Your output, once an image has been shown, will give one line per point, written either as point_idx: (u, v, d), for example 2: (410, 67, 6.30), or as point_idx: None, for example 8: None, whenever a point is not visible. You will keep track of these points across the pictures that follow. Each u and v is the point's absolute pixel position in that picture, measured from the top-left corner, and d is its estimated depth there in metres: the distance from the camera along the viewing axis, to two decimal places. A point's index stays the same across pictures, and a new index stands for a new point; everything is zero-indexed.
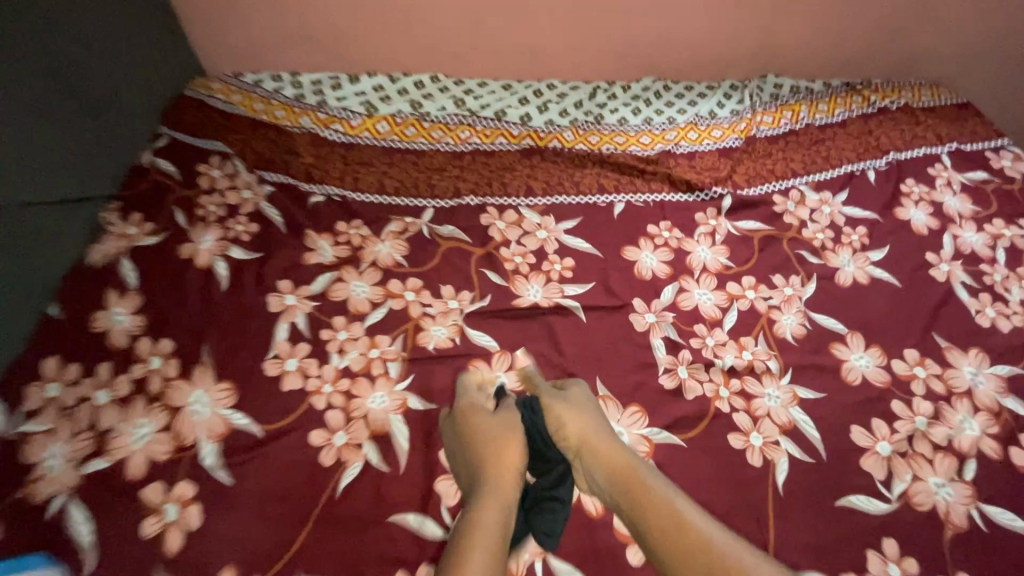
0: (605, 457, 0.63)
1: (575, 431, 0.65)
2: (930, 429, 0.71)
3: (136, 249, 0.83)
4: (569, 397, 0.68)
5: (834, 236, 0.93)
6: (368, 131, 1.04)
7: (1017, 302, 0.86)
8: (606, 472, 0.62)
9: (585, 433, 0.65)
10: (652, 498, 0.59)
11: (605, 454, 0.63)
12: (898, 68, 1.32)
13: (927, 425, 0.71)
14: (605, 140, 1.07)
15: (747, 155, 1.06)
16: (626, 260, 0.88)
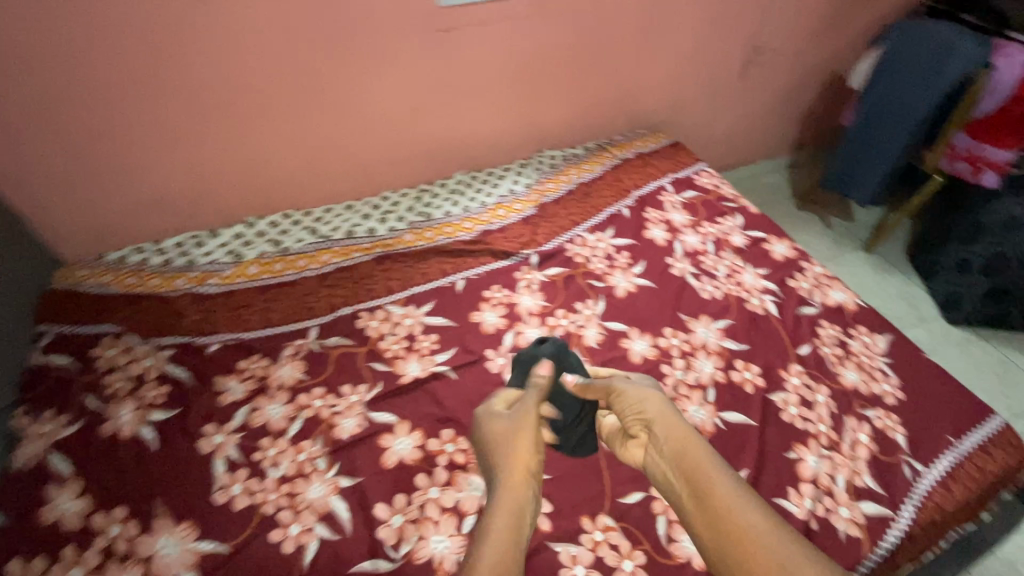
0: (663, 424, 0.85)
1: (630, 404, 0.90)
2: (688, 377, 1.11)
3: (59, 442, 0.93)
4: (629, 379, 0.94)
5: (609, 263, 1.34)
6: (241, 276, 1.25)
7: (722, 276, 1.33)
8: (645, 420, 0.87)
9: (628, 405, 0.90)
10: (716, 479, 0.77)
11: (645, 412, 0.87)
12: (630, 120, 1.85)
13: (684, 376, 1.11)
14: (438, 233, 1.40)
15: (541, 218, 1.45)
16: (473, 321, 1.20)
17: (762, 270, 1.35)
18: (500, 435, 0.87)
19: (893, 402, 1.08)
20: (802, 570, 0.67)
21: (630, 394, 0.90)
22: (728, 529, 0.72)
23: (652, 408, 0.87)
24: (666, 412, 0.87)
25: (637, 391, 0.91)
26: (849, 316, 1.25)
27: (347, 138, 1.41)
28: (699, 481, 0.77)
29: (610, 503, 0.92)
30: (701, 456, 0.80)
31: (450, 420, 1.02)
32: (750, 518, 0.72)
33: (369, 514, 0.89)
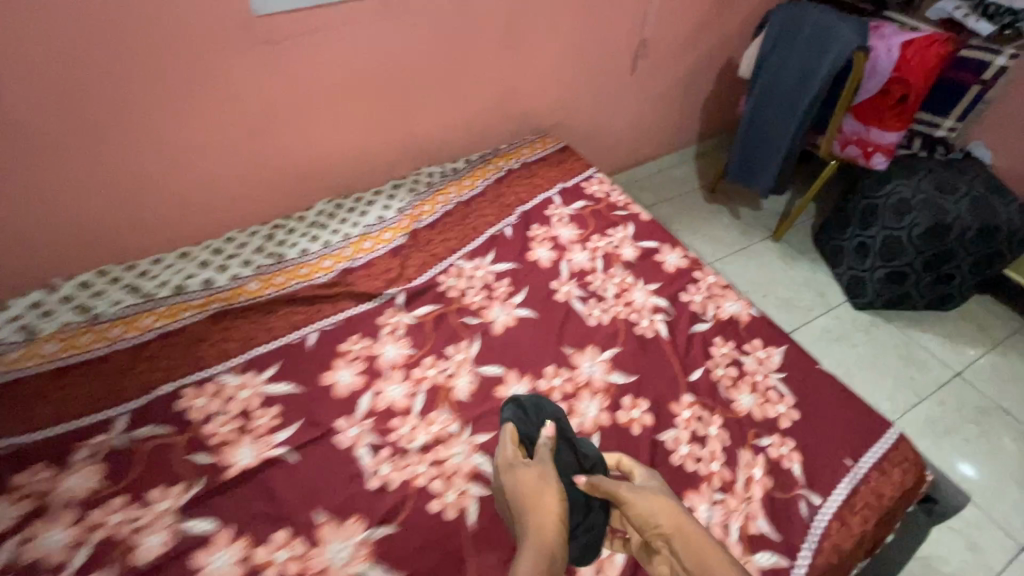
0: (689, 543, 0.71)
1: (654, 514, 0.75)
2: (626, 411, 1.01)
3: None
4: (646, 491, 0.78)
5: (487, 294, 1.20)
6: (31, 358, 1.01)
7: (611, 297, 1.22)
8: (666, 537, 0.73)
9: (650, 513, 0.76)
10: None
11: (670, 525, 0.73)
12: (518, 126, 1.71)
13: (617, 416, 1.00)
14: (290, 277, 1.21)
15: (412, 247, 1.29)
16: (324, 384, 1.03)
17: (654, 286, 1.24)
18: (523, 485, 0.79)
19: (789, 425, 1.00)
20: None
21: (647, 503, 0.76)
22: None
23: (668, 515, 0.75)
24: (679, 515, 0.75)
25: (659, 500, 0.77)
26: (743, 329, 1.16)
27: (168, 176, 1.18)
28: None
29: None
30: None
31: (285, 520, 0.85)
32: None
33: None
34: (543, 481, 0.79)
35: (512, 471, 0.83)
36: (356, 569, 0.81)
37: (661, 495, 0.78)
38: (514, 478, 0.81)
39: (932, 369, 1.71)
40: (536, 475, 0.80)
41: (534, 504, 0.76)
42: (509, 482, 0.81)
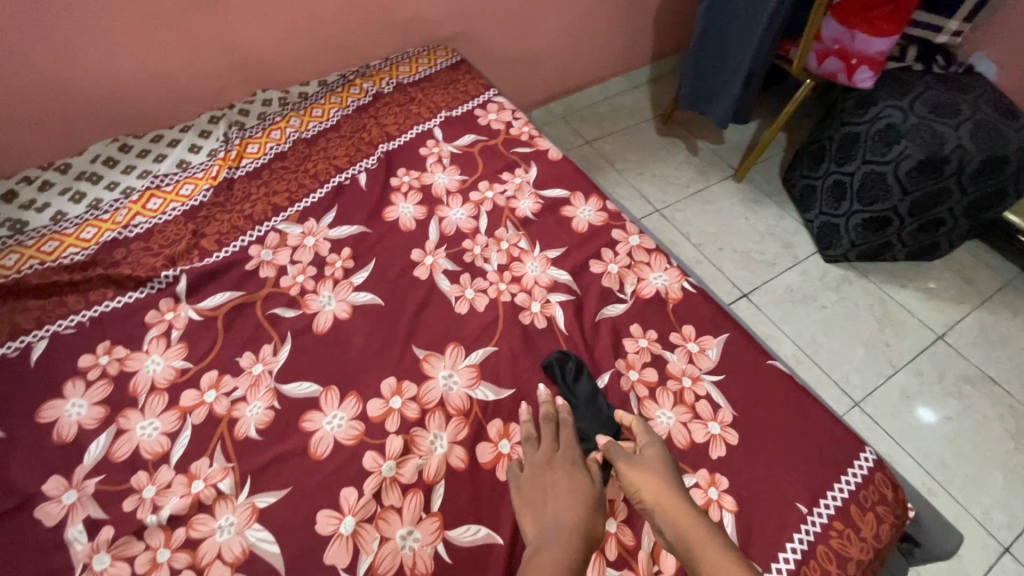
0: (682, 529, 0.56)
1: (647, 492, 0.60)
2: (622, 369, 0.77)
3: None
4: (650, 459, 0.64)
5: (316, 273, 0.85)
6: None
7: (494, 271, 0.88)
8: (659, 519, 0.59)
9: (641, 491, 0.61)
10: None
11: (662, 507, 0.59)
12: (400, 34, 1.27)
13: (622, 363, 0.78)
14: (27, 255, 0.84)
15: (218, 207, 0.92)
16: (39, 424, 0.68)
17: (555, 252, 0.91)
18: (544, 474, 0.66)
19: (722, 455, 0.70)
20: None
21: (640, 478, 0.62)
22: None
23: (657, 493, 0.60)
24: (676, 493, 0.60)
25: (655, 475, 0.61)
26: (670, 312, 0.84)
27: None
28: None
29: None
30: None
31: None
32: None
33: None
34: (573, 467, 0.67)
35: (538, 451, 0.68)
36: None
37: (658, 465, 0.63)
38: (537, 460, 0.67)
39: (911, 333, 1.44)
40: (567, 461, 0.67)
41: (560, 495, 0.64)
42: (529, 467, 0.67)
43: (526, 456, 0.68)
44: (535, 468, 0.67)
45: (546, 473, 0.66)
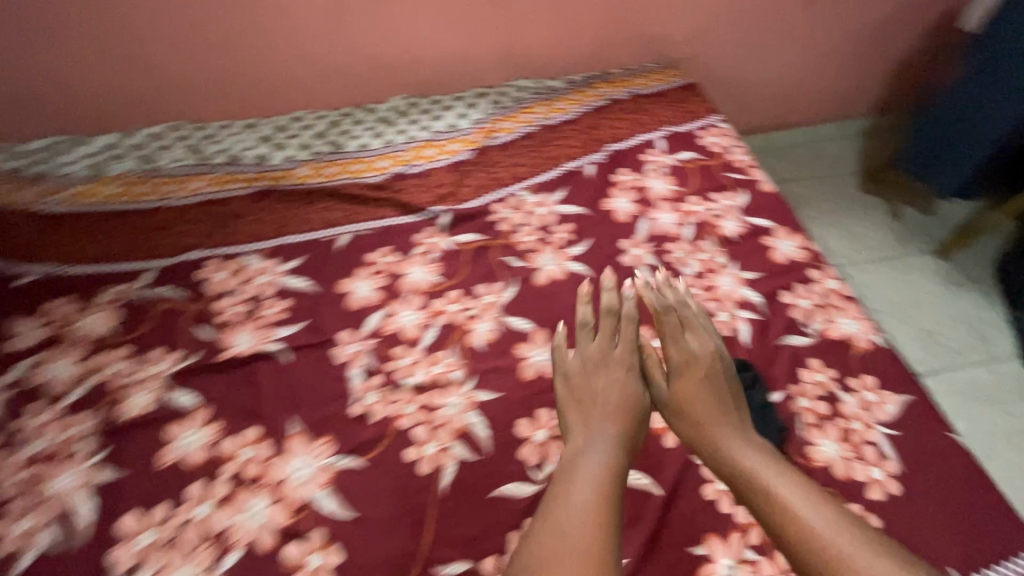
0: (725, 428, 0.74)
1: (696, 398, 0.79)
2: (665, 292, 0.91)
3: None
4: (695, 374, 0.81)
5: (542, 237, 1.02)
6: (93, 196, 1.05)
7: (690, 275, 0.98)
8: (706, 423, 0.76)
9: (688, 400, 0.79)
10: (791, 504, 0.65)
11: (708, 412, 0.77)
12: (640, 49, 1.41)
13: (668, 285, 0.92)
14: (341, 169, 1.12)
15: (475, 166, 1.13)
16: (339, 291, 0.94)
17: (750, 274, 0.98)
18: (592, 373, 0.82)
19: (879, 498, 0.74)
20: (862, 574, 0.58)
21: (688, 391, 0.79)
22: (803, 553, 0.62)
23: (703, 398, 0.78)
24: (716, 400, 0.77)
25: (700, 387, 0.79)
26: (854, 358, 0.88)
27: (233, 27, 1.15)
28: (771, 505, 0.65)
29: (420, 568, 0.69)
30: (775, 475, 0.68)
31: (257, 418, 0.80)
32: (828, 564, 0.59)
33: (113, 521, 0.71)
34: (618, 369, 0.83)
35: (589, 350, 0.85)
36: (308, 494, 0.74)
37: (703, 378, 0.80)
38: (585, 357, 0.83)
39: None
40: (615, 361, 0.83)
41: (607, 391, 0.80)
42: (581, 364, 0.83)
43: (578, 351, 0.85)
44: (587, 364, 0.83)
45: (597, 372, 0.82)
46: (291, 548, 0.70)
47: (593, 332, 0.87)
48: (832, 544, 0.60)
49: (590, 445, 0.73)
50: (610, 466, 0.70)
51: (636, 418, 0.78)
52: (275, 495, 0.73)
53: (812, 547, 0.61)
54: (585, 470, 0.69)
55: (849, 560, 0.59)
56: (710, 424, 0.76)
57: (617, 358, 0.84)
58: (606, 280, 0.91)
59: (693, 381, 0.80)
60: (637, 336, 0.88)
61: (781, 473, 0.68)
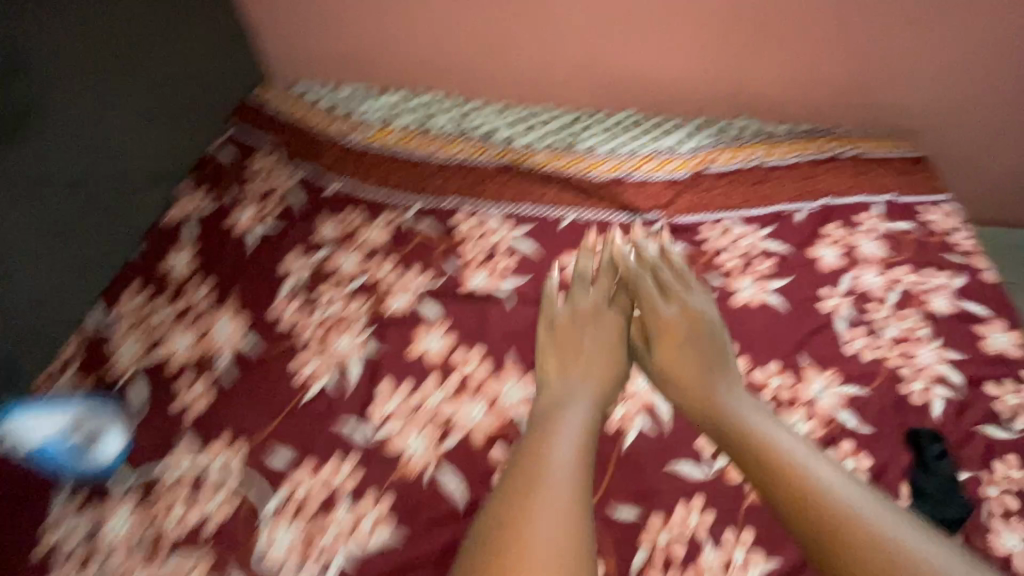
0: (695, 382, 0.82)
1: (671, 358, 0.87)
2: (642, 260, 1.01)
3: (201, 216, 1.15)
4: (670, 333, 0.89)
5: (744, 264, 1.10)
6: (377, 140, 1.30)
7: (889, 338, 1.00)
8: (682, 379, 0.84)
9: (667, 362, 0.87)
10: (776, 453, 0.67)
11: (683, 371, 0.84)
12: (874, 116, 1.41)
13: (654, 253, 1.02)
14: (571, 164, 1.26)
15: (692, 187, 1.24)
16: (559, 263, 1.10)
17: (955, 355, 0.98)
18: (581, 320, 0.92)
19: None
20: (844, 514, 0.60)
21: (670, 347, 0.88)
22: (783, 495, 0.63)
23: (677, 355, 0.86)
24: (690, 355, 0.86)
25: (677, 347, 0.88)
26: None
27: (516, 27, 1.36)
28: (750, 456, 0.68)
29: (598, 500, 0.82)
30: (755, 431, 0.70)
31: (485, 343, 0.98)
32: (811, 498, 0.62)
33: (373, 383, 0.92)
34: (608, 324, 0.92)
35: (579, 308, 0.94)
36: (516, 414, 0.89)
37: (677, 336, 0.89)
38: (575, 308, 0.94)
39: None
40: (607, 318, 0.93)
41: (599, 339, 0.89)
42: (567, 316, 0.94)
43: (561, 307, 0.96)
44: (576, 317, 0.93)
45: (580, 319, 0.92)
46: (497, 449, 0.86)
47: (582, 290, 0.97)
48: (817, 480, 0.63)
49: (571, 389, 0.81)
50: (588, 409, 0.77)
51: (615, 369, 0.86)
52: (491, 406, 0.90)
53: (787, 488, 0.63)
54: (568, 413, 0.76)
55: (845, 510, 0.60)
56: (691, 383, 0.82)
57: (606, 317, 0.93)
58: (607, 252, 1.03)
59: (670, 343, 0.88)
60: (622, 300, 0.98)
61: (755, 420, 0.72)
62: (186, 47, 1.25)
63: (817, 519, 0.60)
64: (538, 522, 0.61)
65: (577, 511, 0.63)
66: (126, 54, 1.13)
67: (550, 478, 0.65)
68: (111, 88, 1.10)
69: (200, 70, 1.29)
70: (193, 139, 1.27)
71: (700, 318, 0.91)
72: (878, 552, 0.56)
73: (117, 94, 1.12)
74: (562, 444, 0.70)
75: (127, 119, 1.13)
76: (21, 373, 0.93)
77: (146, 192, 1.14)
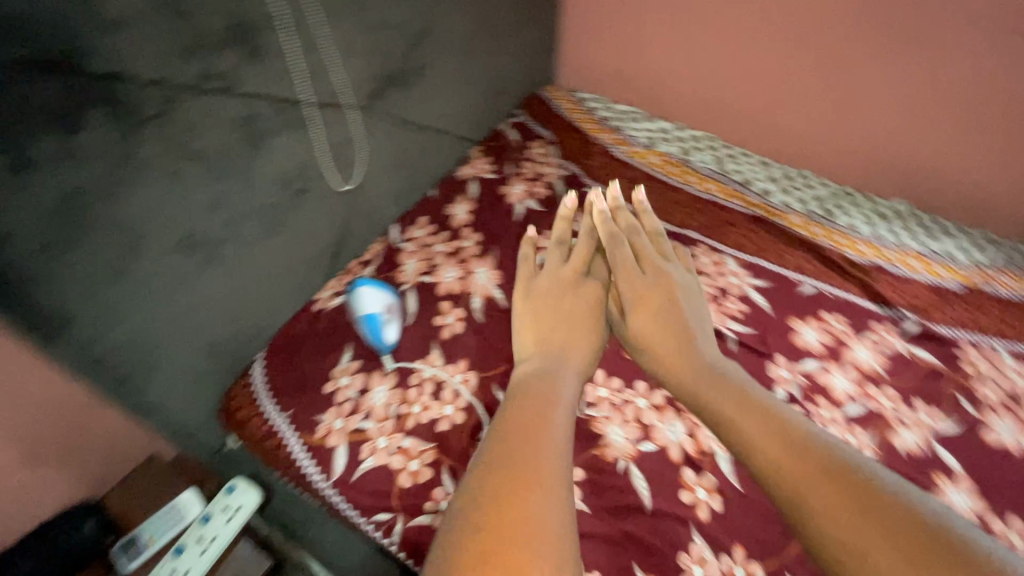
0: (670, 347, 0.85)
1: (642, 323, 0.91)
2: (619, 226, 1.08)
3: (483, 178, 1.33)
4: (638, 286, 0.96)
5: (1004, 401, 0.99)
6: (642, 158, 1.42)
7: None
8: (653, 344, 0.88)
9: (648, 329, 0.91)
10: (773, 437, 0.61)
11: (662, 330, 0.88)
12: None
13: (629, 210, 1.10)
14: (827, 235, 1.25)
15: (960, 301, 1.13)
16: (789, 325, 1.09)
17: None
18: (588, 298, 0.95)
19: None
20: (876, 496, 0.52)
21: (647, 317, 0.92)
22: (789, 482, 0.56)
23: (643, 319, 0.92)
24: (665, 323, 0.89)
25: (657, 311, 0.92)
26: None
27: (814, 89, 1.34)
28: (746, 440, 0.62)
29: (776, 564, 0.83)
30: (752, 404, 0.67)
31: None
32: (824, 479, 0.54)
33: (590, 368, 1.01)
34: (574, 288, 0.97)
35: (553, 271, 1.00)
36: (714, 447, 0.93)
37: (653, 297, 0.94)
38: (555, 278, 0.99)
39: None
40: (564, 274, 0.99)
41: (590, 312, 0.93)
42: (563, 282, 0.98)
43: (539, 276, 1.00)
44: (559, 285, 0.97)
45: (589, 295, 0.96)
46: (688, 471, 0.91)
47: (559, 263, 1.02)
48: (824, 454, 0.57)
49: (544, 355, 0.84)
50: (567, 379, 0.77)
51: (588, 344, 0.87)
52: (692, 430, 0.94)
53: (789, 471, 0.57)
54: (542, 382, 0.75)
55: (852, 476, 0.54)
56: (672, 358, 0.83)
57: (581, 287, 0.97)
58: (565, 209, 1.10)
59: (645, 313, 0.93)
60: (599, 269, 1.04)
61: (738, 392, 0.70)
62: (519, 38, 1.42)
63: (838, 496, 0.53)
64: (530, 490, 0.55)
65: (544, 532, 0.52)
66: (487, 30, 1.29)
67: (520, 491, 0.55)
68: (471, 59, 1.28)
69: (519, 58, 1.46)
70: (492, 113, 1.45)
71: (672, 287, 0.96)
72: (893, 512, 0.50)
73: (472, 65, 1.29)
74: (529, 455, 0.59)
75: (468, 86, 1.31)
76: (336, 262, 1.11)
77: (449, 148, 1.34)
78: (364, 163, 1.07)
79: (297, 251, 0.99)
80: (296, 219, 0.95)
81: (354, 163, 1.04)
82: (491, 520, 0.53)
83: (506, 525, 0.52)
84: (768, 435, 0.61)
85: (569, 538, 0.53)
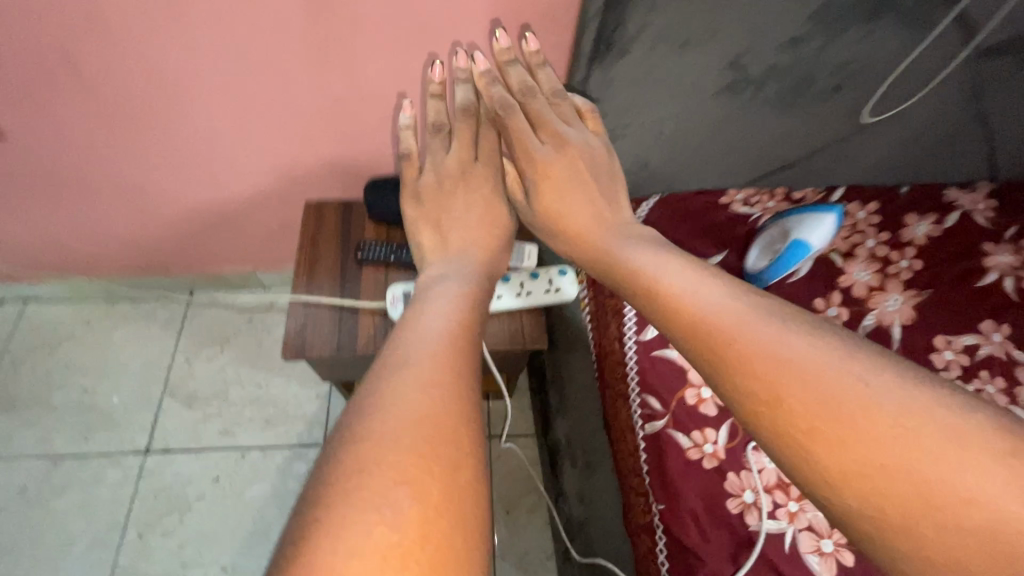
0: (585, 225, 0.67)
1: (561, 208, 0.69)
2: (508, 90, 0.77)
3: (969, 216, 1.02)
4: (544, 146, 0.73)
5: None
6: None
7: None
8: (573, 223, 0.68)
9: (554, 202, 0.70)
10: (714, 340, 0.44)
11: (581, 207, 0.68)
12: None
13: (520, 65, 0.77)
14: None
15: None
16: None
17: None
18: (470, 201, 0.73)
19: None
20: (836, 392, 0.38)
21: (554, 186, 0.70)
22: (752, 403, 0.40)
23: (565, 199, 0.69)
24: (581, 199, 0.69)
25: (564, 186, 0.70)
26: None
27: None
28: (709, 358, 0.44)
29: None
30: (666, 279, 0.51)
31: None
32: (820, 384, 0.38)
33: None
34: (478, 184, 0.75)
35: (434, 164, 0.77)
36: None
37: (561, 166, 0.71)
38: (436, 169, 0.76)
39: None
40: (445, 172, 0.76)
41: (487, 220, 0.72)
42: (444, 185, 0.75)
43: (421, 176, 0.78)
44: (442, 180, 0.76)
45: (481, 197, 0.74)
46: None
47: (440, 152, 0.78)
48: (773, 342, 0.42)
49: (452, 258, 0.66)
50: (468, 281, 0.59)
51: (494, 245, 0.71)
52: None
53: (785, 399, 0.39)
54: (447, 287, 0.57)
55: (813, 367, 0.39)
56: (578, 221, 0.68)
57: (475, 175, 0.75)
58: (435, 89, 0.82)
59: (548, 183, 0.71)
60: (489, 149, 0.77)
61: (684, 275, 0.51)
62: None
63: (832, 388, 0.38)
64: (429, 405, 0.41)
65: (431, 423, 0.40)
66: None
67: (384, 400, 0.41)
68: None
69: None
70: None
71: (591, 150, 0.73)
72: (868, 397, 0.37)
73: None
74: (406, 346, 0.46)
75: None
76: (773, 173, 1.03)
77: (969, 161, 1.05)
78: (900, 112, 0.92)
79: (768, 138, 0.93)
80: (804, 109, 0.87)
81: (895, 99, 0.88)
82: (361, 436, 0.39)
83: (419, 448, 0.39)
84: (715, 350, 0.44)
85: (434, 414, 0.41)
